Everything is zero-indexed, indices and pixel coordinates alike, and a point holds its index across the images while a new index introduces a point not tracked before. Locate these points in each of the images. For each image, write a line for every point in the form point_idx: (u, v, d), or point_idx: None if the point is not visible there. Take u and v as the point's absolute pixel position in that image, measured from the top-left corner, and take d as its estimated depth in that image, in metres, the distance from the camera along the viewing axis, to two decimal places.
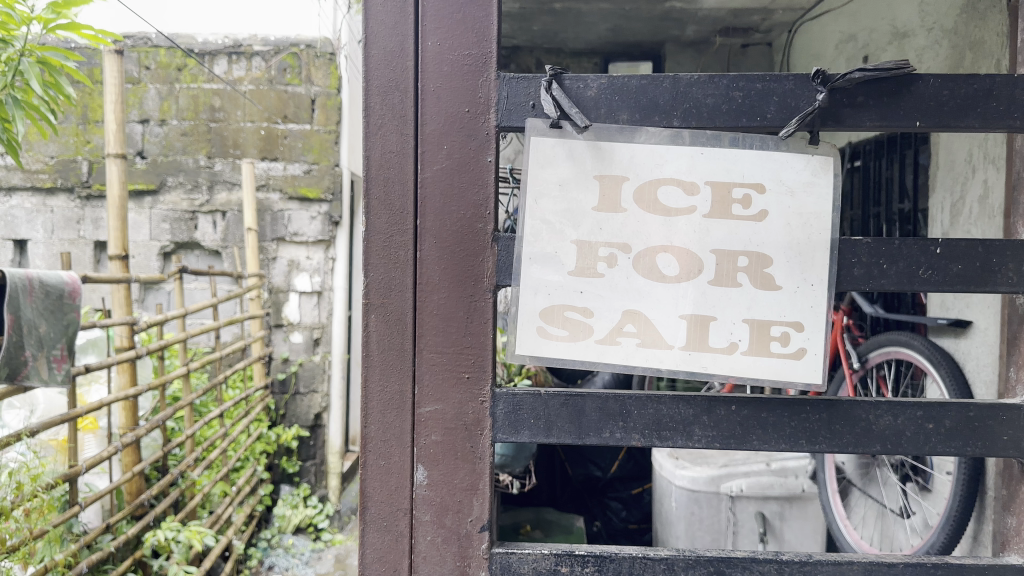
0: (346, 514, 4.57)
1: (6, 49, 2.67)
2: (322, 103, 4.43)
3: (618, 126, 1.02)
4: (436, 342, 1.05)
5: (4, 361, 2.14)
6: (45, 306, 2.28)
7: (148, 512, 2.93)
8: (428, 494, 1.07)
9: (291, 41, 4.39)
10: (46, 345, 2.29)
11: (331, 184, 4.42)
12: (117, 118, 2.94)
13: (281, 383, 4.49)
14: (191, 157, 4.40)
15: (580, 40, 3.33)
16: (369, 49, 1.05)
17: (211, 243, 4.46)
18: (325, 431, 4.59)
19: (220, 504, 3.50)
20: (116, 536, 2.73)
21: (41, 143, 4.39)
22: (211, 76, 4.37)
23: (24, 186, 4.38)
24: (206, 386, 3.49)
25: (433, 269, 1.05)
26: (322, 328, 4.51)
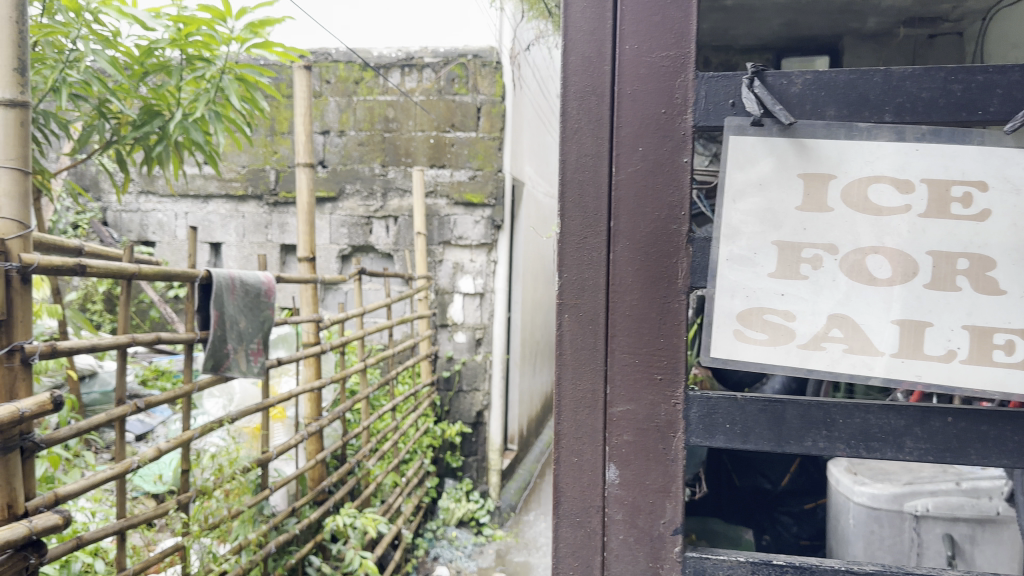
0: (506, 511, 4.65)
1: (209, 68, 2.92)
2: (487, 111, 4.52)
3: (824, 123, 0.98)
4: (629, 342, 1.05)
5: (210, 353, 2.34)
6: (245, 303, 2.48)
7: (328, 499, 3.12)
8: (620, 493, 1.07)
9: (459, 52, 4.52)
10: (246, 339, 2.49)
11: (494, 189, 4.51)
12: (305, 129, 3.14)
13: (446, 380, 4.65)
14: (367, 166, 4.64)
15: (751, 36, 3.23)
16: (568, 55, 1.08)
17: (384, 246, 4.68)
18: (486, 429, 4.69)
19: (391, 494, 3.68)
20: (301, 519, 2.92)
21: (235, 154, 4.74)
22: (387, 88, 4.60)
23: (219, 194, 4.76)
24: (380, 382, 3.70)
25: (626, 270, 1.05)
26: (484, 328, 4.62)
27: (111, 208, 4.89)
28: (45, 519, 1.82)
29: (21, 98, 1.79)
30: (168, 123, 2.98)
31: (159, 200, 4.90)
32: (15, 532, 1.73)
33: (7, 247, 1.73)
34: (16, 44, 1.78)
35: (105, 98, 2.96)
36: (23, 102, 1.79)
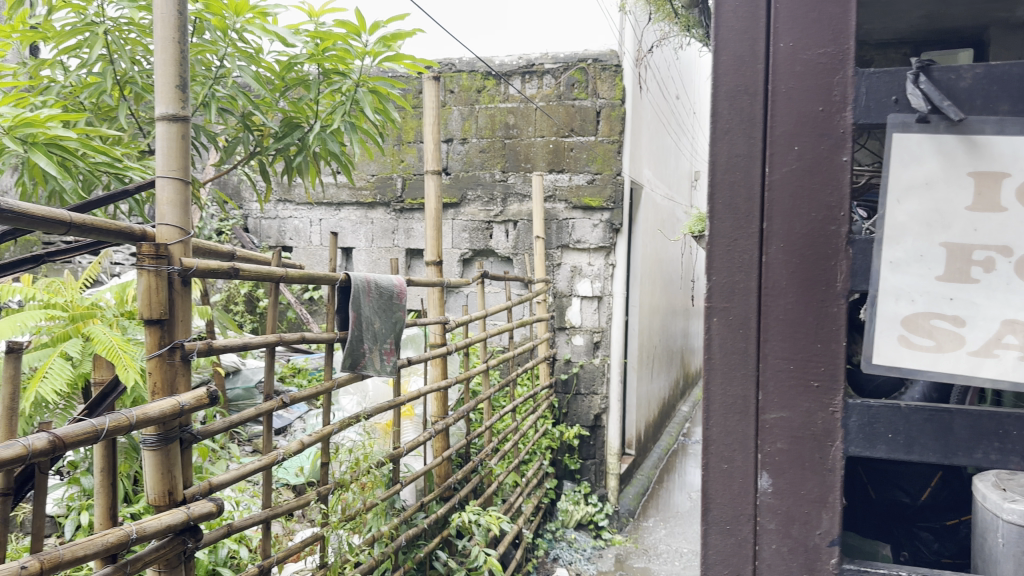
0: (624, 515, 4.64)
1: (344, 80, 3.10)
2: (607, 114, 4.51)
3: (996, 118, 0.94)
4: (783, 348, 1.03)
5: (349, 352, 2.46)
6: (379, 305, 2.59)
7: (454, 495, 3.22)
8: (773, 502, 1.05)
9: (579, 57, 4.55)
10: (380, 339, 2.60)
11: (613, 193, 4.50)
12: (433, 137, 3.25)
13: (564, 383, 4.67)
14: (488, 172, 4.74)
15: (887, 30, 3.10)
16: (719, 55, 1.07)
17: (504, 250, 4.77)
18: (605, 432, 4.67)
19: (512, 493, 3.75)
20: (429, 514, 3.03)
21: (365, 162, 5.11)
22: (507, 95, 4.67)
23: (350, 202, 5.15)
24: (500, 382, 3.77)
25: (780, 273, 1.03)
26: (602, 332, 4.60)
27: (253, 216, 5.37)
28: (200, 506, 1.94)
29: (182, 113, 1.92)
30: (306, 136, 3.20)
31: (295, 208, 5.34)
32: (175, 518, 1.86)
33: (169, 251, 1.87)
34: (178, 63, 1.91)
35: (249, 112, 3.18)
36: (185, 117, 1.93)
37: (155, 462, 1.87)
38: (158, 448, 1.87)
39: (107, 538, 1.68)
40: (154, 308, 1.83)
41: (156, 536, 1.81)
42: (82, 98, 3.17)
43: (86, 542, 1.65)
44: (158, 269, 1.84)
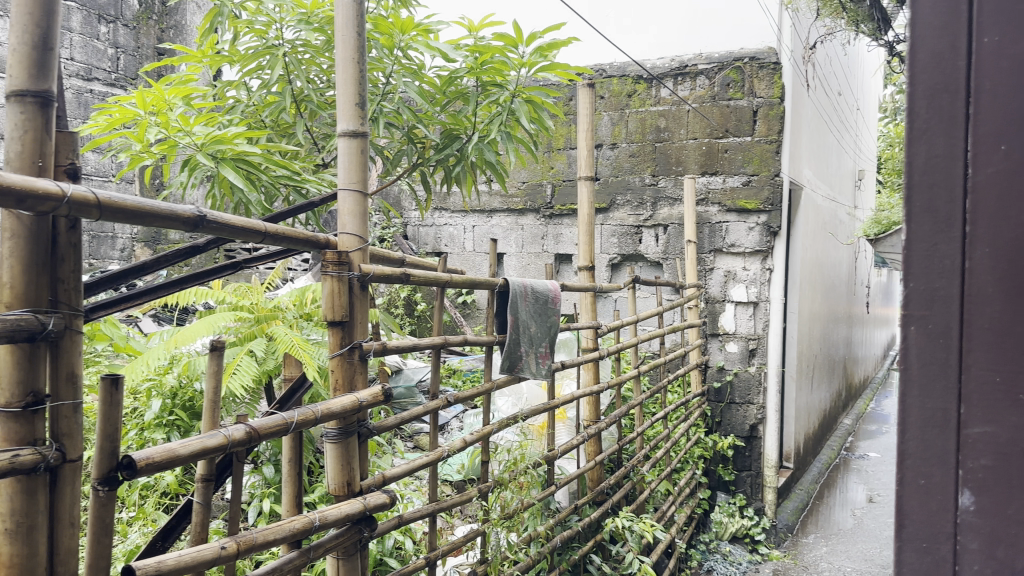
0: (782, 530, 4.50)
1: (502, 91, 3.23)
2: (764, 114, 4.39)
3: None
4: (995, 324, 0.81)
5: (506, 354, 2.52)
6: (535, 309, 2.65)
7: (607, 501, 3.23)
8: (979, 519, 0.84)
9: (734, 56, 4.46)
10: (535, 343, 2.65)
11: (771, 195, 4.37)
12: (587, 143, 3.27)
13: (717, 391, 4.58)
14: (638, 176, 4.73)
15: None
16: None
17: (653, 255, 4.74)
18: (761, 444, 4.53)
19: (664, 501, 3.72)
20: (582, 517, 3.05)
21: (516, 169, 5.25)
22: (659, 99, 4.64)
23: (502, 209, 5.34)
24: (653, 389, 3.75)
25: (995, 229, 0.81)
26: (758, 339, 4.46)
27: (412, 224, 5.68)
28: (376, 497, 2.05)
29: (360, 129, 2.04)
30: (465, 146, 3.33)
31: (450, 216, 5.60)
32: (353, 507, 1.97)
33: (350, 258, 2.00)
34: (357, 81, 2.03)
35: (412, 125, 3.34)
36: (363, 132, 2.05)
37: (335, 455, 2.00)
38: (338, 441, 1.99)
39: (294, 523, 1.82)
40: (337, 310, 1.96)
41: (337, 524, 1.93)
42: (264, 115, 3.44)
43: (275, 527, 1.79)
44: (340, 274, 1.96)
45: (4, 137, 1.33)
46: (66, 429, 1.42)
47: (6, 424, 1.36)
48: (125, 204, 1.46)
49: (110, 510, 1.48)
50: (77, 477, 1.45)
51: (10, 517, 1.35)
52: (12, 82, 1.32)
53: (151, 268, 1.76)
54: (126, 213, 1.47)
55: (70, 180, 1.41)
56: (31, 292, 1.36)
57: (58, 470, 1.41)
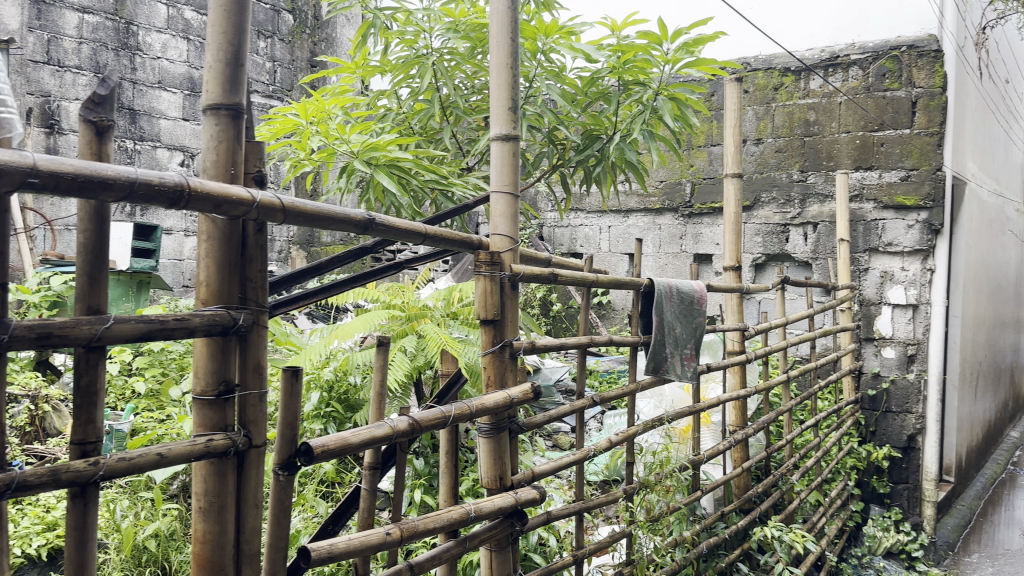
0: (942, 548, 4.24)
1: (645, 90, 3.21)
2: (924, 105, 4.16)
3: None
4: None
5: (652, 355, 2.50)
6: (681, 310, 2.60)
7: (755, 509, 3.14)
8: None
9: (891, 45, 4.26)
10: (681, 344, 2.60)
11: (932, 190, 4.13)
12: (735, 140, 3.21)
13: (872, 399, 4.36)
14: (785, 172, 4.58)
15: None
16: None
17: (801, 254, 4.57)
18: (920, 455, 4.28)
19: (814, 513, 3.59)
20: (729, 524, 2.98)
21: (655, 169, 5.20)
22: (807, 92, 4.49)
23: (639, 208, 5.31)
24: (802, 394, 3.61)
25: None
26: (917, 345, 4.23)
27: (548, 224, 5.74)
28: (526, 492, 2.07)
29: (513, 132, 2.07)
30: (606, 146, 3.32)
31: (586, 216, 5.64)
32: (506, 501, 2.00)
33: (501, 258, 2.04)
34: (510, 86, 2.07)
35: (554, 126, 3.37)
36: (516, 135, 2.08)
37: (488, 449, 2.05)
38: (491, 436, 2.04)
39: (451, 513, 1.87)
40: (489, 309, 2.01)
41: (491, 516, 1.97)
42: (413, 122, 3.57)
43: (434, 516, 1.85)
44: (492, 274, 2.01)
45: (202, 147, 1.46)
46: (252, 417, 1.54)
47: (202, 410, 1.50)
48: (307, 208, 1.57)
49: (289, 493, 1.59)
50: (261, 461, 1.57)
51: (204, 495, 1.49)
52: (208, 97, 1.45)
53: (324, 268, 1.88)
54: (306, 217, 1.57)
55: (256, 186, 1.53)
56: (224, 289, 1.50)
57: (245, 454, 1.54)
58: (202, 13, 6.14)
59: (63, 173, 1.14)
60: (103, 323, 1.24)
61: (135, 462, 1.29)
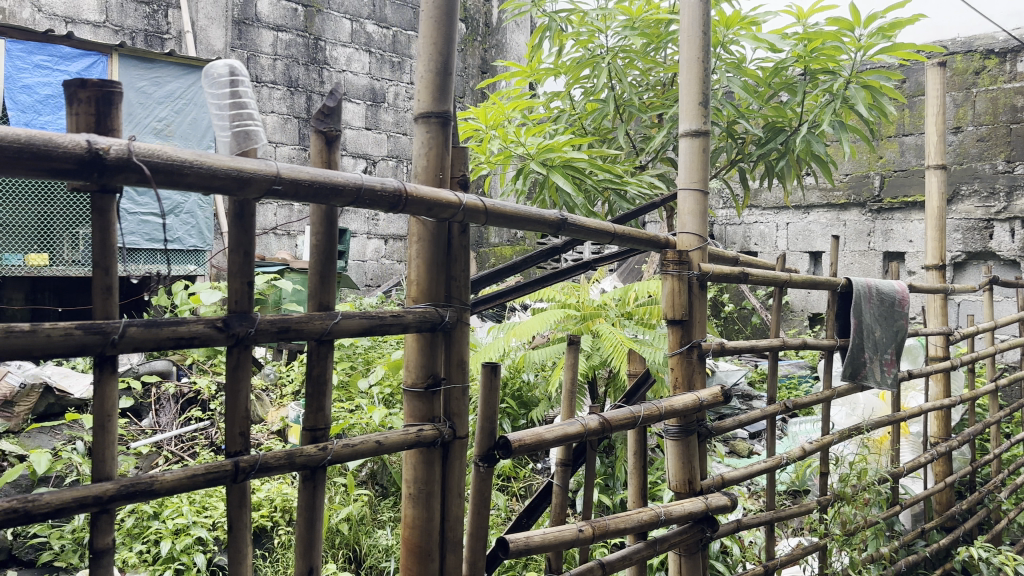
0: None
1: (834, 79, 3.05)
2: None
3: None
4: None
5: (849, 360, 2.37)
6: (881, 312, 2.46)
7: (958, 527, 2.94)
8: None
9: None
10: (880, 349, 2.46)
11: None
12: (937, 129, 2.99)
13: None
14: (988, 163, 4.43)
15: None
16: None
17: (1008, 252, 4.34)
18: None
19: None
20: (929, 543, 2.80)
21: (840, 162, 4.96)
22: (1013, 75, 4.31)
23: (821, 204, 5.10)
24: (1012, 404, 3.30)
25: None
26: None
27: (722, 221, 5.69)
28: (717, 498, 2.02)
29: (704, 127, 2.02)
30: (791, 138, 3.19)
31: (762, 213, 5.50)
32: (696, 505, 1.96)
33: (690, 257, 2.00)
34: (701, 81, 2.02)
35: (735, 121, 3.27)
36: (706, 130, 2.03)
37: (676, 452, 2.02)
38: (679, 439, 2.02)
39: (642, 515, 1.85)
40: (677, 309, 1.97)
41: (681, 521, 1.93)
42: (587, 122, 3.57)
43: (625, 516, 1.83)
44: (680, 273, 1.97)
45: (413, 154, 1.54)
46: (456, 409, 1.61)
47: (412, 402, 1.58)
48: (507, 210, 1.61)
49: (489, 485, 1.64)
50: (464, 452, 1.63)
51: (414, 483, 1.56)
52: (419, 106, 1.53)
53: (518, 267, 1.91)
54: (506, 218, 1.61)
55: (461, 189, 1.59)
56: (431, 288, 1.57)
57: (449, 445, 1.60)
58: (382, 26, 6.49)
59: (301, 180, 1.23)
60: (333, 319, 1.36)
61: (357, 448, 1.39)
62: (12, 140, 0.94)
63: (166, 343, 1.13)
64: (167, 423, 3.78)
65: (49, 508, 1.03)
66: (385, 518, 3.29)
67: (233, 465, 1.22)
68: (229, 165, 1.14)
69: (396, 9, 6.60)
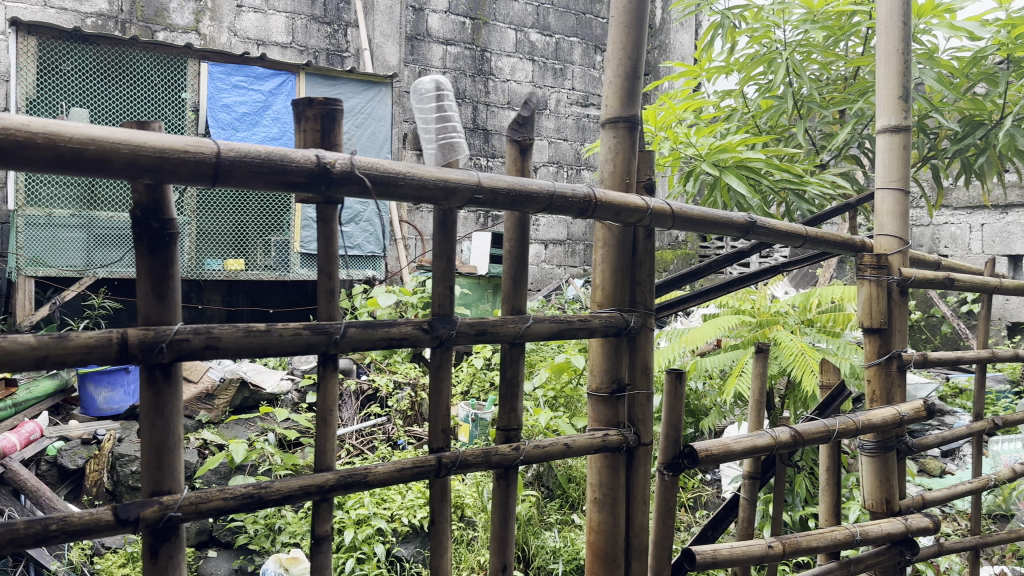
0: None
1: None
2: None
3: None
4: None
5: None
6: None
7: None
8: None
9: None
10: None
11: None
12: None
13: None
14: None
15: None
16: None
17: None
18: None
19: None
20: None
21: None
22: None
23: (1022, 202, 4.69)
24: None
25: None
26: None
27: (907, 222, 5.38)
28: (918, 520, 1.89)
29: (904, 123, 1.90)
30: (992, 132, 2.94)
31: (953, 213, 5.14)
32: (895, 527, 1.84)
33: (889, 262, 1.89)
34: (901, 75, 1.90)
35: (927, 114, 3.06)
36: (907, 126, 1.91)
37: (873, 468, 1.91)
38: (876, 455, 1.90)
39: (836, 533, 1.75)
40: (875, 317, 1.87)
41: (878, 542, 1.82)
42: (761, 121, 3.43)
43: (817, 534, 1.75)
44: (879, 278, 1.87)
45: (601, 158, 1.55)
46: (640, 415, 1.60)
47: (597, 406, 1.58)
48: (694, 213, 1.57)
49: (674, 494, 1.61)
50: (649, 460, 1.61)
51: (599, 487, 1.57)
52: (608, 110, 1.53)
53: (702, 272, 1.88)
54: (694, 222, 1.58)
55: (647, 193, 1.57)
56: (617, 292, 1.56)
57: (634, 451, 1.60)
58: (546, 34, 6.58)
59: (500, 188, 1.27)
60: (524, 322, 1.38)
61: (548, 450, 1.41)
62: (254, 156, 1.01)
63: (379, 343, 1.20)
64: (349, 418, 4.00)
65: (279, 495, 1.11)
66: (552, 519, 3.30)
67: (436, 461, 1.27)
68: (436, 175, 1.19)
69: (560, 16, 6.66)
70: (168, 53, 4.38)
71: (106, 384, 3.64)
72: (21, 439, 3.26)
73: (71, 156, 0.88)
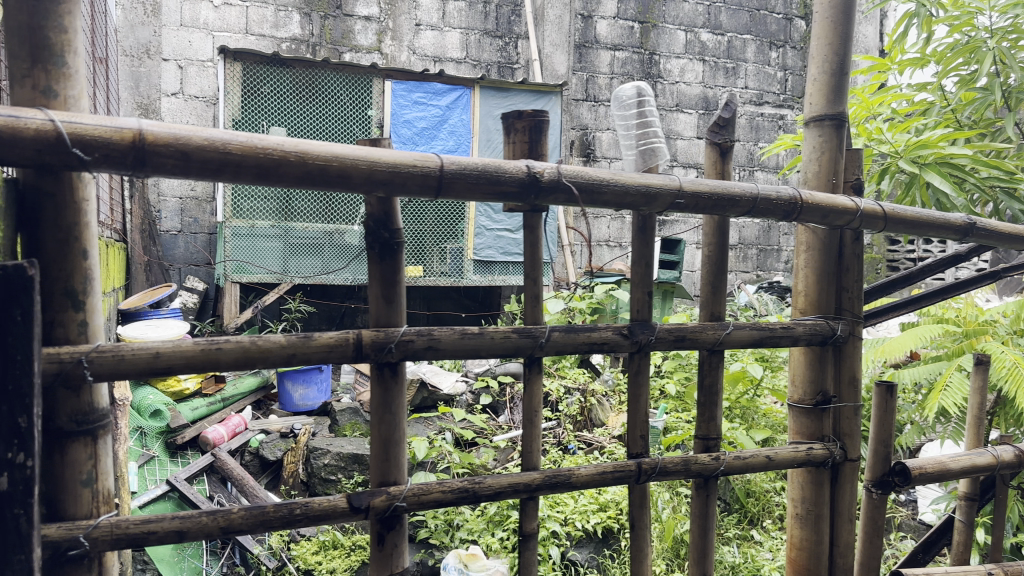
0: None
1: None
2: None
3: None
4: None
5: None
6: None
7: None
8: None
9: None
10: None
11: None
12: None
13: None
14: None
15: None
16: None
17: None
18: None
19: None
20: None
21: None
22: None
23: None
24: None
25: None
26: None
27: None
28: None
29: None
30: None
31: None
32: None
33: None
34: None
35: None
36: None
37: None
38: None
39: None
40: None
41: None
42: (964, 114, 3.19)
43: None
44: None
45: (804, 158, 1.50)
46: (846, 429, 1.54)
47: (799, 418, 1.53)
48: (908, 214, 1.49)
49: (882, 513, 1.53)
50: (855, 475, 1.54)
51: (802, 503, 1.52)
52: (812, 109, 1.49)
53: (912, 278, 1.77)
54: (907, 224, 1.50)
55: (854, 193, 1.51)
56: (821, 299, 1.51)
57: (839, 467, 1.53)
58: (717, 33, 6.43)
59: (702, 193, 1.26)
60: (725, 329, 1.36)
61: (750, 462, 1.38)
62: (472, 168, 1.07)
63: (581, 347, 1.23)
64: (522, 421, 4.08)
65: (491, 492, 1.16)
66: (730, 533, 3.21)
67: (636, 466, 1.28)
68: (639, 181, 1.20)
69: (732, 14, 6.49)
70: (355, 72, 4.66)
71: (301, 381, 3.92)
72: (228, 430, 3.57)
73: (318, 172, 0.97)
